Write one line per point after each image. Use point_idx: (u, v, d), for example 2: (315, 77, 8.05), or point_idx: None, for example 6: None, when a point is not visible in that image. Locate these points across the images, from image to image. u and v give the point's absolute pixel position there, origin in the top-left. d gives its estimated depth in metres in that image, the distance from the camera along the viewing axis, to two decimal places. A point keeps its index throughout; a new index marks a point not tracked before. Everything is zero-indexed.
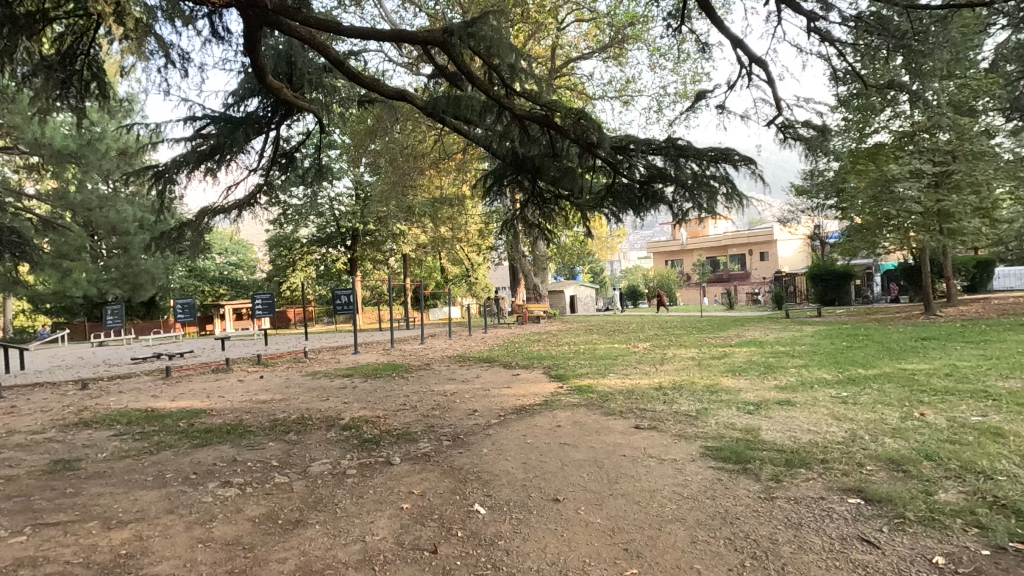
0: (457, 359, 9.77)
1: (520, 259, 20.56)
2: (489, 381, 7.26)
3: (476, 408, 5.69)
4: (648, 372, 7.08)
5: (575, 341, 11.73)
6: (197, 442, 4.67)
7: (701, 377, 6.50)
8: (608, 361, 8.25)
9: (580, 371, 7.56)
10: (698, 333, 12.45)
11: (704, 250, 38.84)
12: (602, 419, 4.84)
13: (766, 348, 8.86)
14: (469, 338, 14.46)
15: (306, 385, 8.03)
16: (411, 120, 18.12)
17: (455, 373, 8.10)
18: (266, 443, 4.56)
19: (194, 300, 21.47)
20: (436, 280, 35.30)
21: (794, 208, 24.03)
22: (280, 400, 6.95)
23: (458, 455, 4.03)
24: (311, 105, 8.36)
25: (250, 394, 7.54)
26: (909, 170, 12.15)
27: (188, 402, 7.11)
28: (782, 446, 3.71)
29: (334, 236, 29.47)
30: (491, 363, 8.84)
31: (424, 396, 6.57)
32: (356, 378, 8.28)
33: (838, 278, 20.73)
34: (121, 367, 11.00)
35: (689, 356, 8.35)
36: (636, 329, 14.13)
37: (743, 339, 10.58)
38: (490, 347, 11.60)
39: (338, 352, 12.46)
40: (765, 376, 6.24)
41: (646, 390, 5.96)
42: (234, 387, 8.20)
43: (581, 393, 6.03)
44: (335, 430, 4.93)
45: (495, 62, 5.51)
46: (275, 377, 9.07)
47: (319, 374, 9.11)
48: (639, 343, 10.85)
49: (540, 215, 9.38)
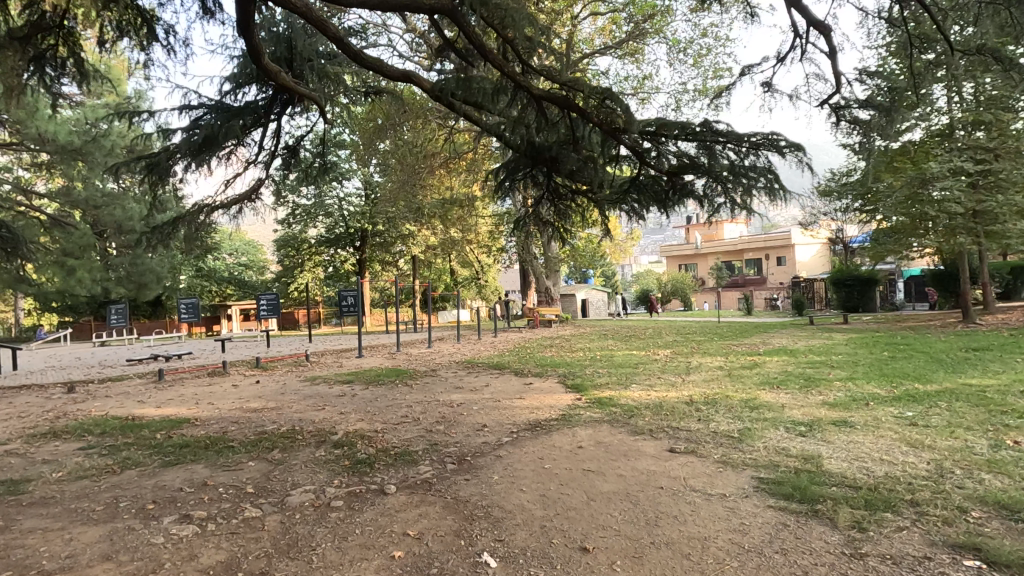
0: (465, 365, 9.18)
1: (532, 261, 19.95)
2: (500, 391, 6.65)
3: (485, 422, 5.10)
4: (675, 384, 6.42)
5: (590, 347, 11.08)
6: (169, 460, 4.12)
7: (735, 391, 5.85)
8: (629, 370, 7.60)
9: (599, 380, 6.93)
10: (721, 339, 11.76)
11: (718, 254, 38.03)
12: (629, 439, 4.22)
13: (800, 357, 8.18)
14: (478, 342, 13.87)
15: (304, 391, 7.48)
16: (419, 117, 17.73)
17: (463, 381, 7.50)
18: (245, 463, 3.99)
19: (198, 299, 21.09)
20: (446, 282, 34.78)
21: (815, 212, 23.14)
22: (272, 408, 6.40)
23: (463, 483, 3.43)
24: (312, 92, 7.83)
25: (242, 401, 6.99)
26: (948, 168, 11.41)
27: (173, 410, 6.56)
28: (855, 480, 3.07)
29: (343, 236, 29.08)
30: (502, 370, 8.24)
31: (429, 406, 5.99)
32: (357, 384, 7.72)
33: (863, 284, 19.90)
34: (114, 369, 10.52)
35: (717, 366, 7.68)
36: (654, 335, 13.45)
37: (772, 346, 9.89)
38: (501, 352, 11.00)
39: (342, 355, 11.91)
40: (809, 390, 5.58)
41: (676, 404, 5.32)
42: (226, 393, 7.66)
43: (602, 408, 5.40)
44: (325, 447, 4.35)
45: (510, 35, 4.94)
46: (271, 382, 8.53)
47: (318, 379, 8.55)
48: (660, 349, 10.20)
49: (556, 214, 8.82)
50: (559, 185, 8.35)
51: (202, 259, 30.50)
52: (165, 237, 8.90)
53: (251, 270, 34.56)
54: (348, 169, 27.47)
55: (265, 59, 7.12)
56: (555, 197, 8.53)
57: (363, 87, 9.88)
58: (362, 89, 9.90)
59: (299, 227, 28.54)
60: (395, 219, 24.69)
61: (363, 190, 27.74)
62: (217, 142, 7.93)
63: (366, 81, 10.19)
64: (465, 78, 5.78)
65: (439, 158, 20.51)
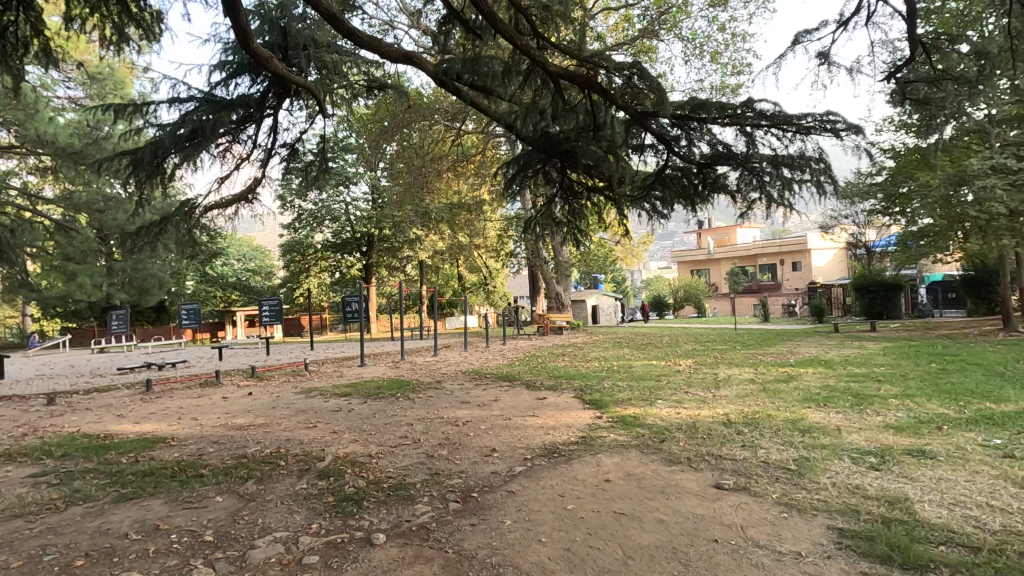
0: (472, 376, 8.53)
1: (542, 266, 19.33)
2: (511, 408, 5.98)
3: (494, 446, 4.46)
4: (706, 401, 5.73)
5: (605, 357, 10.43)
6: (125, 493, 3.52)
7: (776, 409, 5.18)
8: (652, 384, 6.90)
9: (620, 395, 6.27)
10: (745, 348, 11.04)
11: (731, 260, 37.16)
12: (664, 471, 3.58)
13: (839, 369, 7.46)
14: (487, 350, 13.24)
15: (297, 406, 6.85)
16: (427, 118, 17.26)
17: (469, 395, 6.85)
18: (210, 499, 3.37)
19: (199, 305, 20.64)
20: (453, 288, 34.27)
21: (836, 214, 22.17)
22: (259, 425, 5.80)
23: (469, 532, 2.79)
24: (308, 83, 7.31)
25: (228, 416, 6.40)
26: (990, 166, 10.73)
27: (151, 427, 5.96)
28: (968, 538, 2.41)
29: (350, 241, 28.65)
30: (513, 382, 7.58)
31: (432, 425, 5.37)
32: (355, 398, 7.10)
33: (888, 290, 19.04)
34: (103, 378, 9.99)
35: (750, 379, 6.96)
36: (671, 344, 12.74)
37: (803, 357, 9.17)
38: (510, 362, 10.36)
39: (343, 365, 11.30)
40: (862, 410, 4.90)
41: (713, 426, 4.64)
42: (214, 406, 7.08)
43: (628, 430, 4.74)
44: (308, 477, 3.73)
45: (524, 3, 4.35)
46: (264, 394, 7.95)
47: (315, 391, 7.95)
48: (682, 359, 9.49)
49: (569, 215, 8.25)
50: (572, 182, 7.78)
51: (207, 264, 30.15)
52: (153, 237, 8.39)
53: (256, 275, 34.18)
54: (354, 173, 27.02)
55: (255, 45, 6.57)
56: (566, 197, 7.95)
57: (363, 79, 9.34)
58: (362, 81, 9.37)
59: (305, 232, 28.21)
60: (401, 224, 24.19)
61: (370, 195, 27.27)
62: (205, 137, 7.34)
63: (368, 74, 9.69)
64: (473, 58, 5.23)
65: (447, 162, 20.02)
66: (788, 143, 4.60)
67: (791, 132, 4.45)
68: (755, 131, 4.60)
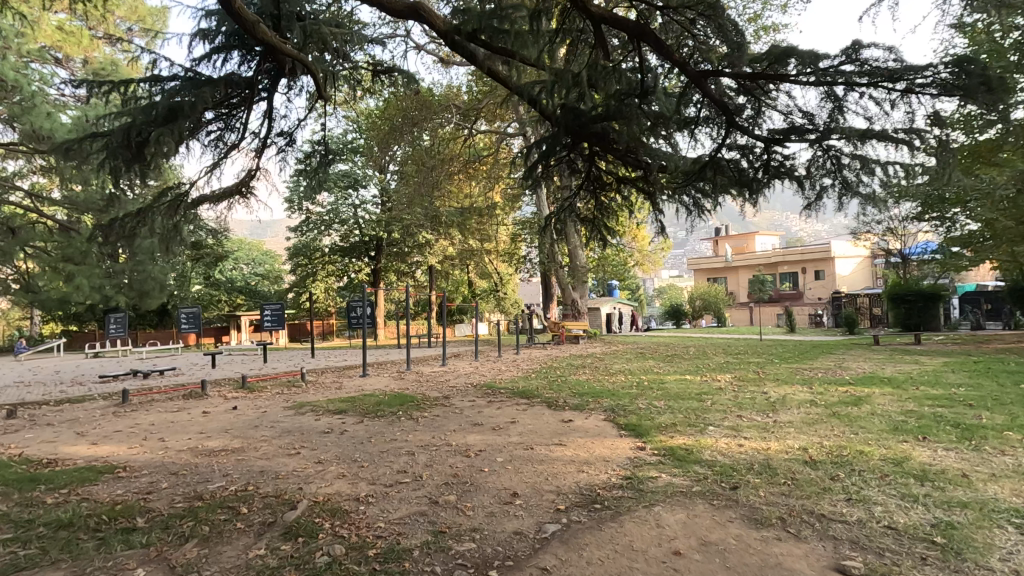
0: (484, 391, 7.54)
1: (556, 271, 18.35)
2: (532, 434, 5.01)
3: (515, 488, 3.53)
4: (770, 429, 4.72)
5: (630, 370, 9.41)
6: (19, 559, 2.61)
7: (864, 442, 4.17)
8: (696, 405, 5.92)
9: (661, 419, 5.29)
10: (785, 362, 9.97)
11: (750, 267, 35.92)
12: (749, 538, 2.62)
13: (913, 390, 6.40)
14: (499, 360, 12.27)
15: (283, 424, 5.94)
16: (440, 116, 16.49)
17: (482, 415, 5.88)
18: (129, 572, 2.46)
19: (199, 308, 19.84)
20: (463, 295, 33.38)
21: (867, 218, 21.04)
22: (234, 451, 4.88)
23: None
24: (301, 55, 6.56)
25: (202, 436, 5.47)
26: None
27: (107, 449, 5.06)
28: None
29: (358, 246, 27.72)
30: (531, 400, 6.61)
31: (437, 455, 4.42)
32: (351, 416, 6.17)
33: (926, 301, 17.85)
34: (79, 387, 9.10)
35: (812, 401, 5.93)
36: (700, 356, 11.69)
37: (859, 373, 8.10)
38: (526, 374, 9.38)
39: (343, 375, 10.39)
40: (979, 448, 3.89)
41: (792, 465, 3.65)
42: (189, 423, 6.16)
43: (683, 469, 3.75)
44: (269, 537, 2.82)
45: None
46: (250, 409, 7.02)
47: (307, 406, 7.01)
48: (720, 375, 8.46)
49: (595, 211, 7.39)
50: (598, 173, 6.92)
51: (213, 267, 29.49)
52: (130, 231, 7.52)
53: (263, 279, 33.47)
54: (363, 176, 26.35)
55: (238, 6, 5.79)
56: (592, 190, 7.10)
57: (365, 63, 8.55)
58: (364, 65, 8.58)
59: (312, 235, 26.95)
60: (410, 227, 23.34)
61: (379, 198, 26.61)
62: (185, 116, 6.28)
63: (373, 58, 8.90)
64: (493, 10, 4.36)
65: (458, 163, 19.21)
66: (888, 106, 3.73)
67: (896, 91, 3.57)
68: (846, 94, 3.72)
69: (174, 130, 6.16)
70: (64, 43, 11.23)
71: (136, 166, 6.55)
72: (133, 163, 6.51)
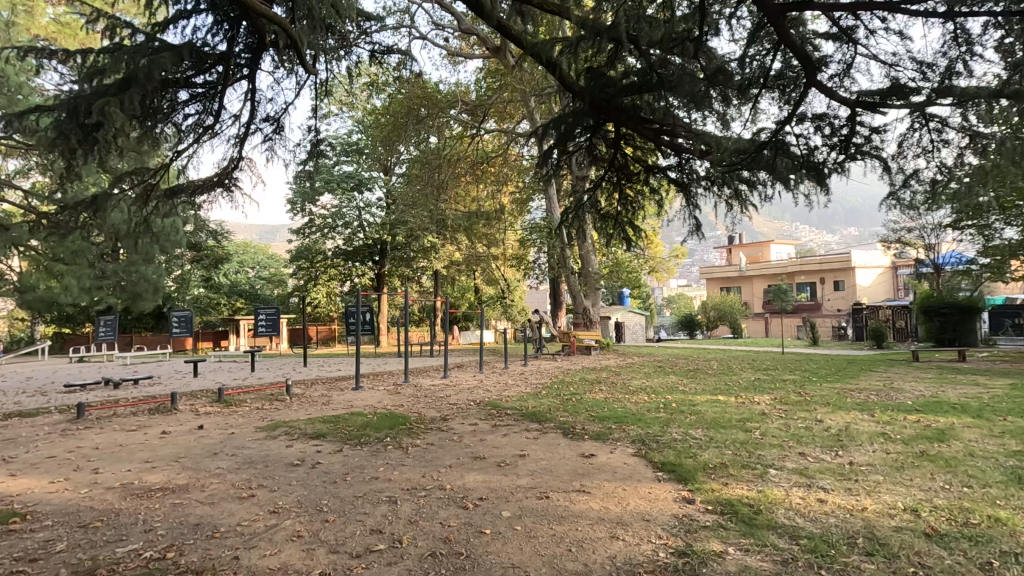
0: (488, 412, 6.52)
1: (567, 276, 17.38)
2: (547, 475, 4.00)
3: (527, 568, 2.57)
4: (852, 478, 3.69)
5: (652, 389, 8.39)
6: None
7: (988, 500, 3.15)
8: (745, 437, 4.89)
9: (707, 457, 4.28)
10: (825, 381, 8.91)
11: (765, 277, 34.73)
12: None
13: (1002, 421, 5.33)
14: (506, 372, 11.31)
15: (246, 453, 4.95)
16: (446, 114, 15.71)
17: (485, 446, 4.87)
18: None
19: (191, 312, 18.97)
20: (468, 301, 32.44)
21: (895, 226, 19.95)
22: (173, 490, 3.89)
23: None
24: (277, 17, 5.65)
25: (146, 468, 4.51)
26: None
27: (23, 484, 4.12)
28: None
29: (362, 250, 26.88)
30: (544, 426, 5.58)
31: (425, 507, 3.44)
32: (328, 444, 5.17)
33: (963, 314, 16.64)
34: (38, 398, 8.18)
35: (887, 435, 4.86)
36: (726, 372, 10.63)
37: (920, 397, 7.02)
38: (535, 390, 8.38)
39: (333, 388, 9.42)
40: None
41: (909, 541, 2.65)
42: (138, 448, 5.20)
43: (756, 540, 2.75)
44: None
45: None
46: (217, 430, 6.08)
47: (282, 428, 6.04)
48: (758, 396, 7.41)
49: (618, 204, 6.54)
50: (623, 160, 6.07)
51: (213, 270, 28.70)
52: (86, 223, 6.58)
53: (264, 282, 32.62)
54: (368, 178, 25.53)
55: None
56: (616, 180, 6.24)
57: (364, 42, 7.55)
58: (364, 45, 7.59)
59: (315, 239, 26.13)
60: (415, 231, 22.47)
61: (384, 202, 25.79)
62: (140, 86, 5.26)
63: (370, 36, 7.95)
64: None
65: (466, 164, 18.37)
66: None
67: None
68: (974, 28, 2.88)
69: (124, 100, 5.17)
70: (58, 36, 9.44)
71: (89, 148, 5.56)
72: (87, 146, 5.54)
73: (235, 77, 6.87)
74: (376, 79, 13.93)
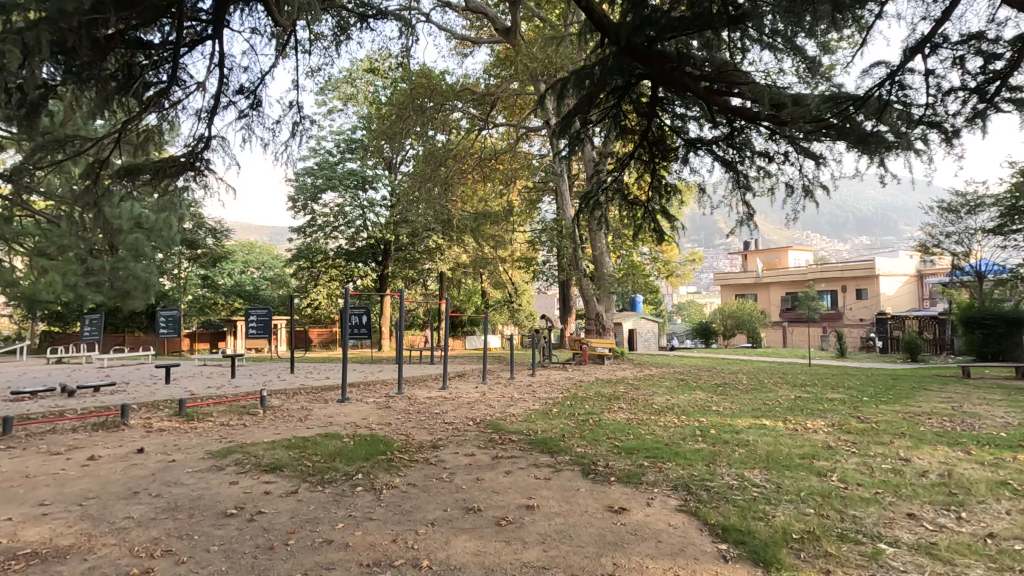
0: (489, 438, 5.38)
1: (580, 278, 16.20)
2: (563, 546, 2.86)
3: None
4: (1014, 567, 2.53)
5: (680, 408, 7.20)
6: None
7: None
8: (820, 484, 3.73)
9: (783, 519, 3.12)
10: (881, 402, 7.69)
11: (783, 284, 33.39)
12: None
13: None
14: (512, 384, 10.16)
15: (173, 494, 3.82)
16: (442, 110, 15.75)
17: (482, 492, 3.75)
18: None
19: (179, 312, 17.95)
20: (475, 304, 31.28)
21: (932, 230, 18.50)
22: (42, 559, 2.78)
23: None
24: None
25: (30, 517, 3.40)
26: None
27: None
28: None
29: (365, 250, 25.83)
30: (558, 461, 4.45)
31: None
32: (283, 482, 4.05)
33: (1009, 326, 15.16)
34: None
35: (1013, 487, 3.68)
36: (760, 388, 9.42)
37: (1012, 427, 5.80)
38: (545, 408, 7.23)
39: (315, 400, 8.31)
40: None
41: None
42: (44, 483, 4.10)
43: None
44: None
45: None
46: (158, 455, 4.97)
47: (235, 454, 4.92)
48: (811, 421, 6.21)
49: (649, 191, 5.49)
50: (657, 135, 5.03)
51: (211, 269, 27.72)
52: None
53: (266, 282, 31.71)
54: (373, 176, 24.60)
55: None
56: (648, 159, 5.18)
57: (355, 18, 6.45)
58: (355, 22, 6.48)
59: (316, 238, 25.10)
60: (419, 232, 21.39)
61: (389, 200, 24.74)
62: (53, 24, 4.35)
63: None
64: None
65: (473, 165, 17.97)
66: None
67: None
68: None
69: (27, 40, 4.23)
70: None
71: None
72: None
73: (193, 43, 5.93)
74: (377, 66, 12.98)
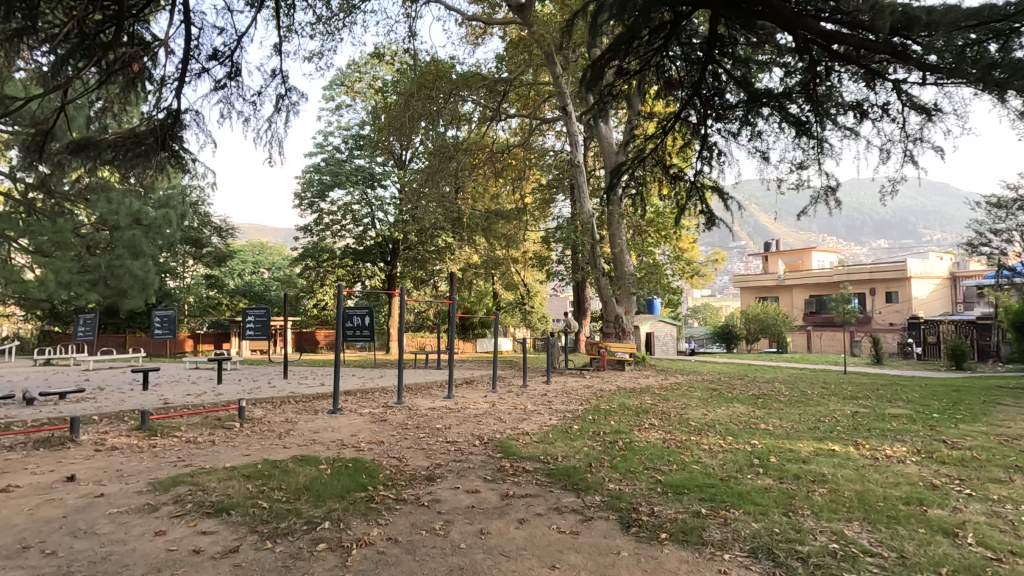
0: (497, 467, 4.36)
1: (598, 278, 15.12)
2: None
3: None
4: None
5: (722, 428, 6.10)
6: None
7: None
8: (962, 555, 2.66)
9: None
10: (961, 420, 6.55)
11: (808, 286, 32.03)
12: None
13: None
14: (525, 394, 9.13)
15: (71, 553, 2.83)
16: (452, 104, 15.03)
17: (487, 556, 2.74)
18: None
19: (175, 312, 17.14)
20: (486, 306, 30.29)
21: (979, 227, 17.03)
22: None
23: None
24: None
25: None
26: None
27: None
28: None
29: (372, 249, 24.96)
30: (587, 504, 3.44)
31: None
32: (226, 534, 3.06)
33: None
34: None
35: None
36: (807, 401, 8.31)
37: None
38: (563, 424, 6.20)
39: (303, 411, 7.34)
40: None
41: None
42: None
43: None
44: None
45: None
46: (89, 485, 4.02)
47: (179, 486, 3.94)
48: (890, 446, 5.11)
49: (696, 160, 4.44)
50: (712, 89, 4.00)
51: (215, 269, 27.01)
52: None
53: (274, 283, 31.02)
54: (381, 172, 23.82)
55: None
56: (699, 121, 4.15)
57: None
58: None
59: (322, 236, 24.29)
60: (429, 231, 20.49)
61: (397, 198, 23.88)
62: None
63: None
64: None
65: (487, 169, 17.34)
66: None
67: None
68: None
69: None
70: None
71: None
72: None
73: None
74: (383, 54, 12.14)
